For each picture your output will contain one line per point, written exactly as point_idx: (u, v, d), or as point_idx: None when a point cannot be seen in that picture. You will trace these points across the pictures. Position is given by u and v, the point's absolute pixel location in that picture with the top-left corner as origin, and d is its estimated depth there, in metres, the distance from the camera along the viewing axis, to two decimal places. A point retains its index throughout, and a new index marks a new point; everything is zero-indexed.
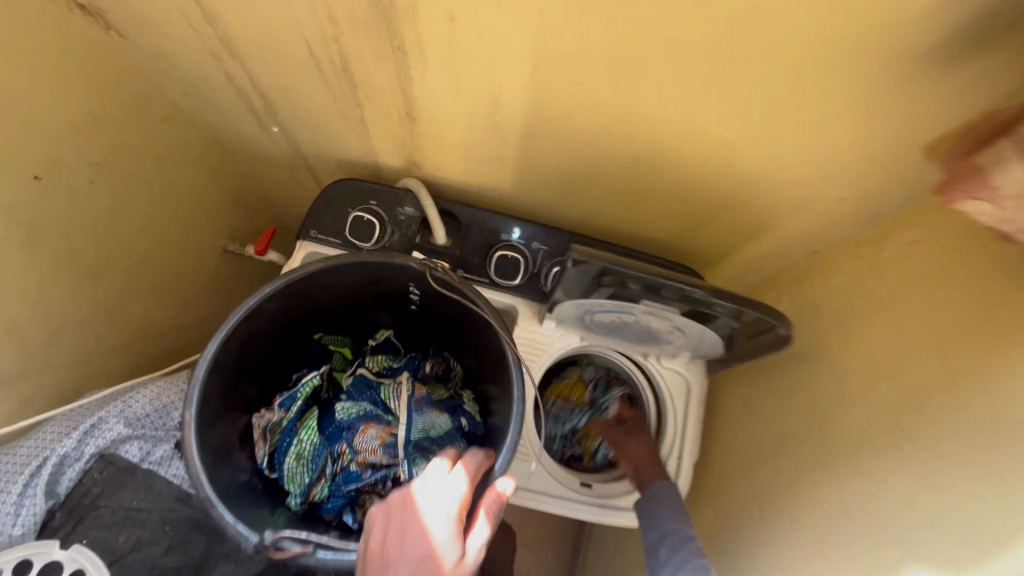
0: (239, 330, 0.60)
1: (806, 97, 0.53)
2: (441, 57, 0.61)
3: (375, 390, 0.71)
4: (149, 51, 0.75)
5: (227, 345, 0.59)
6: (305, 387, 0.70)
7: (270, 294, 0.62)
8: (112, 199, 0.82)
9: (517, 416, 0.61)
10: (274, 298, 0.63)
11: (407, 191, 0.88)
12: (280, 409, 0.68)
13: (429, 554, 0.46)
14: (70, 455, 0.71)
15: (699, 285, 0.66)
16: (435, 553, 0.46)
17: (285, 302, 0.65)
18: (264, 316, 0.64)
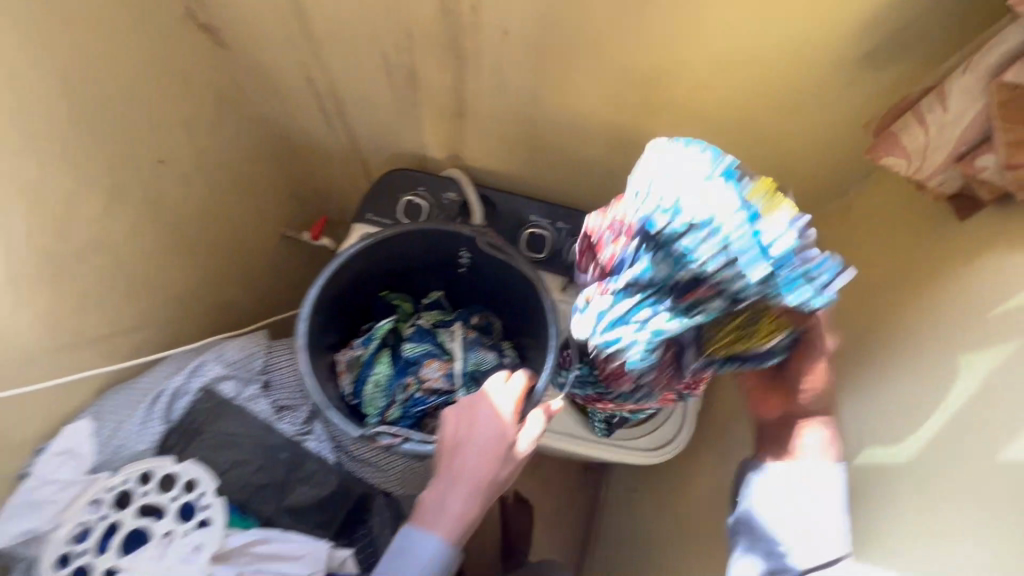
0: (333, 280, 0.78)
1: (781, 89, 0.68)
2: (491, 60, 0.76)
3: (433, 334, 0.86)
4: (243, 58, 0.91)
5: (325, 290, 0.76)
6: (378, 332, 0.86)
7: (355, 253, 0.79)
8: (206, 183, 0.97)
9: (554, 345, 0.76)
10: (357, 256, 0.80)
11: (452, 179, 1.03)
12: (360, 347, 0.85)
13: (495, 440, 0.63)
14: (180, 389, 0.87)
15: None
16: (500, 441, 0.63)
17: (365, 263, 0.82)
18: (350, 272, 0.81)
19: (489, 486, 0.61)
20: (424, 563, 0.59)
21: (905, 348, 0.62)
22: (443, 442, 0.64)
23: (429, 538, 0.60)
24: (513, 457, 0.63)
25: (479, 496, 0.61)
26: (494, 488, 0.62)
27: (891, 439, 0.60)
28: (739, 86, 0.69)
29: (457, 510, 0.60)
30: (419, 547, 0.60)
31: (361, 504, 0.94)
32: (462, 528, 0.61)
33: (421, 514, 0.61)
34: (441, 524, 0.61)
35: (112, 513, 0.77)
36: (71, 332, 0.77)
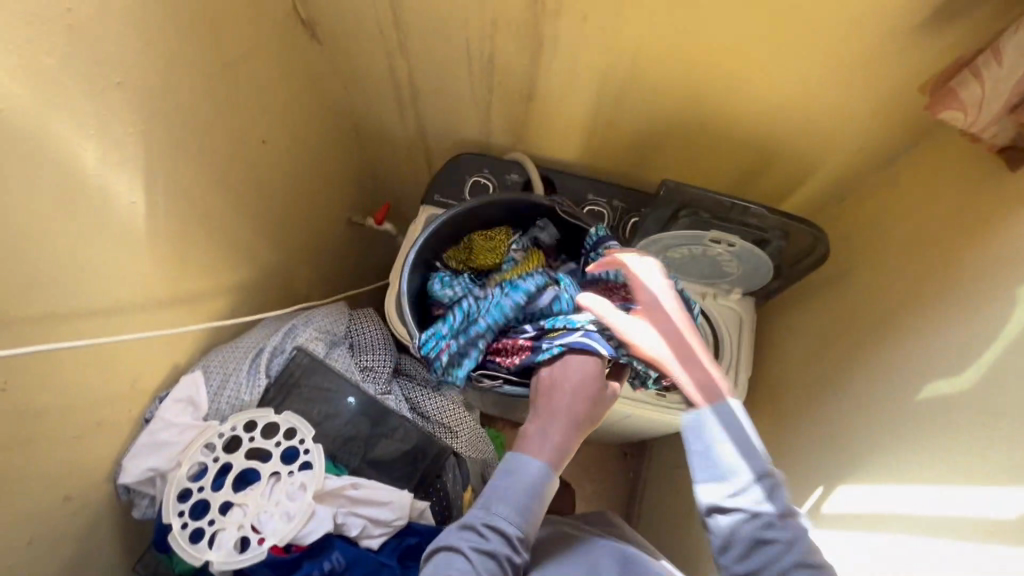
0: (426, 244, 0.88)
1: (842, 63, 0.75)
2: (573, 46, 0.85)
3: None
4: (339, 51, 1.01)
5: (421, 253, 0.87)
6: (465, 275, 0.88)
7: (446, 220, 0.88)
8: (295, 164, 1.06)
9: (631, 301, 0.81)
10: (449, 223, 0.89)
11: (515, 161, 1.12)
12: (446, 288, 0.85)
13: (586, 382, 0.71)
14: (277, 347, 0.94)
15: (759, 204, 0.89)
16: (592, 382, 0.71)
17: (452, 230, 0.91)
18: (440, 237, 0.90)
19: (582, 421, 0.70)
20: (530, 482, 0.65)
21: (966, 288, 0.67)
22: (537, 388, 0.73)
23: (533, 461, 0.67)
24: (602, 401, 0.71)
25: (573, 428, 0.69)
26: (586, 424, 0.71)
27: (949, 372, 0.65)
28: (802, 59, 0.76)
29: (555, 437, 0.69)
30: (524, 469, 0.67)
31: (436, 463, 0.99)
32: (558, 455, 0.69)
33: (524, 443, 0.69)
34: (542, 450, 0.68)
35: (224, 455, 0.84)
36: (187, 289, 0.86)
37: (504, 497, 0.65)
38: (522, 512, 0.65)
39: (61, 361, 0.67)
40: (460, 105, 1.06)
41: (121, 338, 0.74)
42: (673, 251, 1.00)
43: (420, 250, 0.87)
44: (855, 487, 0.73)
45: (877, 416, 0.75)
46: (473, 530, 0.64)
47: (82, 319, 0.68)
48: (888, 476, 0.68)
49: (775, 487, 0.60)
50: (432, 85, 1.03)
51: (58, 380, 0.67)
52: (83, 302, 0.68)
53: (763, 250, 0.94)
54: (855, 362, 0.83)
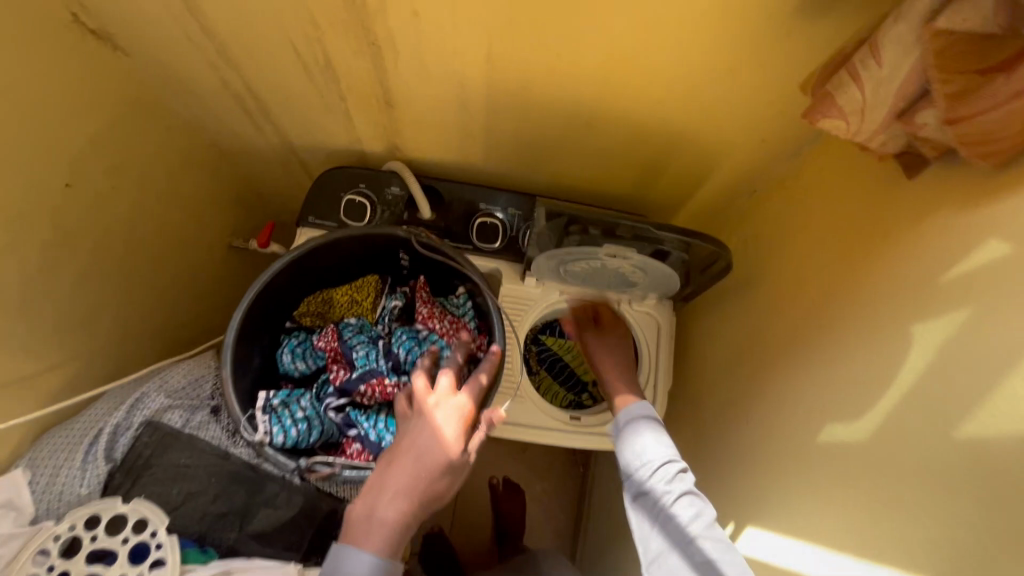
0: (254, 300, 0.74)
1: (718, 58, 0.64)
2: (417, 51, 0.71)
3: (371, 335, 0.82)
4: (157, 67, 0.85)
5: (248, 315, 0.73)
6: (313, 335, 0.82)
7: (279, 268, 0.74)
8: (134, 200, 0.92)
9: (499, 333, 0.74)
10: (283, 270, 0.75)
11: (394, 173, 0.99)
12: (299, 361, 0.82)
13: (430, 451, 0.60)
14: (121, 426, 0.81)
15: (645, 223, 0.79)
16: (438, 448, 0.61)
17: (293, 274, 0.80)
18: (274, 287, 0.77)
19: (420, 493, 0.59)
20: None
21: (856, 313, 0.60)
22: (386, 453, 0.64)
23: (355, 554, 0.56)
24: (446, 473, 0.60)
25: (411, 506, 0.58)
26: (429, 496, 0.59)
27: (850, 414, 0.57)
28: (674, 56, 0.64)
29: (387, 520, 0.57)
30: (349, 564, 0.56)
31: (328, 526, 0.86)
32: (398, 537, 0.58)
33: (354, 529, 0.58)
34: (368, 538, 0.57)
35: (58, 564, 0.72)
36: None
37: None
38: None
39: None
40: (319, 117, 0.92)
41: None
42: (571, 265, 0.91)
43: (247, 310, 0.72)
44: (763, 533, 0.65)
45: (784, 451, 0.67)
46: None
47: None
48: (792, 527, 0.61)
49: (681, 472, 0.67)
50: (279, 99, 0.88)
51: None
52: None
53: (663, 263, 0.84)
54: (762, 382, 0.76)
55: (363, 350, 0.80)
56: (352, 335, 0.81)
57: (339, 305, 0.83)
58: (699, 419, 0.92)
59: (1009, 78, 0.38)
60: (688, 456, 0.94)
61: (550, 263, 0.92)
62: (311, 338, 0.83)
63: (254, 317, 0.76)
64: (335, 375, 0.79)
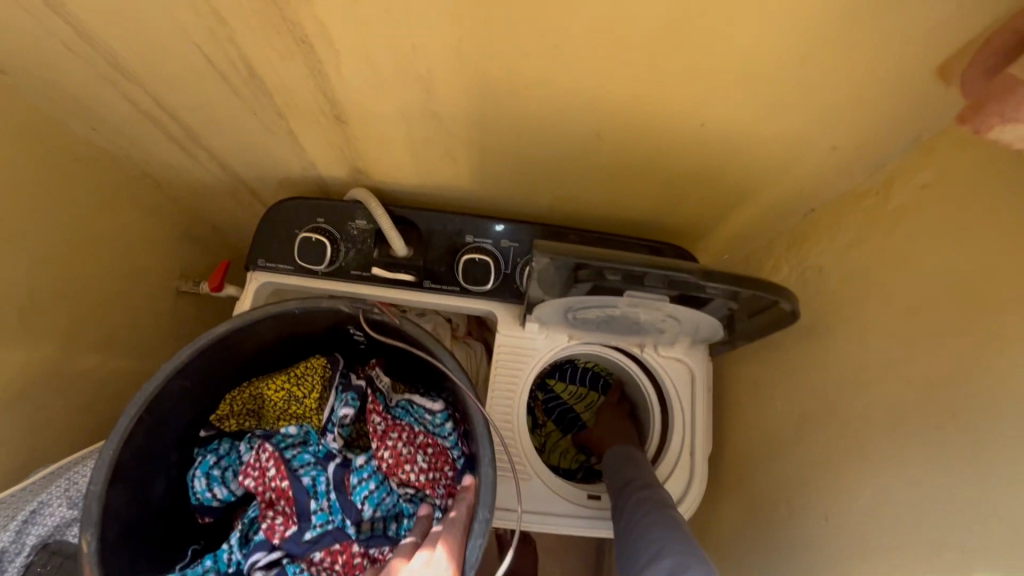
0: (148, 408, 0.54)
1: (784, 42, 0.45)
2: (365, 51, 0.53)
3: (317, 455, 0.63)
4: (47, 88, 0.67)
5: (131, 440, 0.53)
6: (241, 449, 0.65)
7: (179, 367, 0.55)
8: (36, 253, 0.74)
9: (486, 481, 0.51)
10: (188, 368, 0.57)
11: (357, 202, 0.80)
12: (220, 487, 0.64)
13: None
14: (9, 550, 0.63)
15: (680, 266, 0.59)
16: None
17: (205, 371, 0.60)
18: (182, 389, 0.58)
19: None
20: None
21: None
22: None
23: None
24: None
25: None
26: None
27: None
28: (720, 42, 0.45)
29: None
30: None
31: None
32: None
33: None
34: None
35: None
36: None
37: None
38: None
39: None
40: (259, 140, 0.74)
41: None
42: (581, 312, 0.72)
43: (126, 436, 0.52)
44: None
45: None
46: None
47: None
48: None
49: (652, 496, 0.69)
50: (205, 120, 0.70)
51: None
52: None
53: (701, 310, 0.65)
54: (847, 471, 0.57)
55: (311, 484, 0.61)
56: (293, 460, 0.62)
57: (274, 407, 0.64)
58: (751, 501, 0.73)
59: None
60: (739, 546, 0.74)
61: (556, 310, 0.73)
62: (237, 454, 0.65)
63: (143, 442, 0.55)
64: (269, 523, 0.60)
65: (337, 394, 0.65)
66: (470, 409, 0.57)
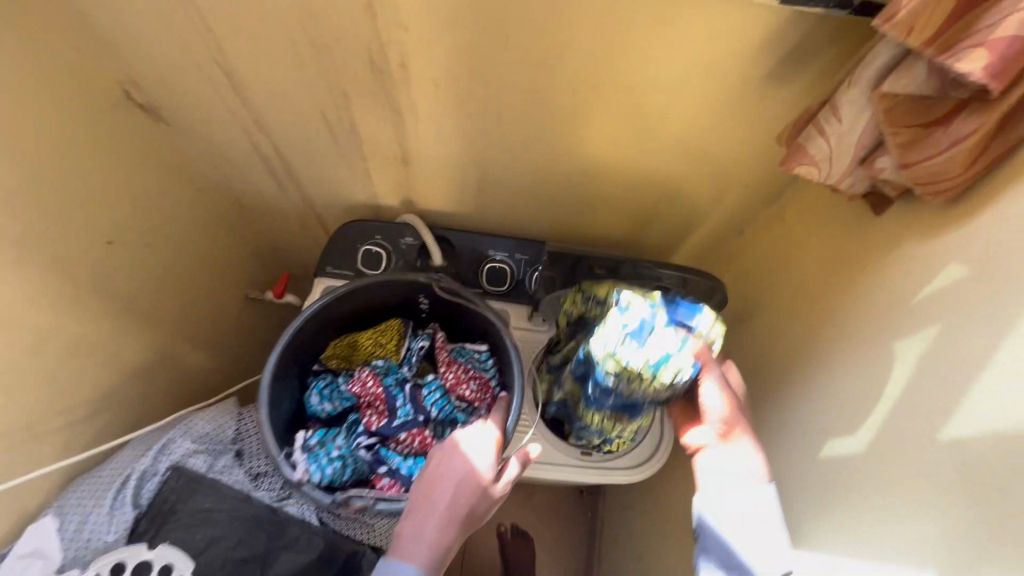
0: (291, 343, 0.78)
1: (702, 117, 0.72)
2: (435, 116, 0.80)
3: (399, 375, 0.82)
4: (193, 135, 0.92)
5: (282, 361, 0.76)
6: (340, 378, 0.83)
7: (311, 314, 0.78)
8: (162, 256, 0.97)
9: (518, 381, 0.75)
10: (315, 317, 0.80)
11: (407, 224, 1.05)
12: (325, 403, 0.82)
13: (477, 472, 0.60)
14: (148, 471, 0.84)
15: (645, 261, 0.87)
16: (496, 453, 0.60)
17: (322, 322, 0.82)
18: (308, 333, 0.81)
19: (466, 518, 0.58)
20: None
21: (848, 333, 0.65)
22: (422, 473, 0.61)
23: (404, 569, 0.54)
24: (490, 492, 0.59)
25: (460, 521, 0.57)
26: (472, 520, 0.59)
27: (846, 430, 0.62)
28: (665, 115, 0.73)
29: (435, 539, 0.56)
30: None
31: (348, 569, 0.88)
32: (444, 556, 0.56)
33: (399, 548, 0.56)
34: (418, 553, 0.56)
35: None
36: (22, 428, 0.74)
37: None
38: None
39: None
40: (339, 175, 0.99)
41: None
42: None
43: (280, 356, 0.75)
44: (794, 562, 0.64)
45: (789, 472, 0.70)
46: None
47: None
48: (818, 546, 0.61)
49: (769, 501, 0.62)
50: (303, 160, 0.96)
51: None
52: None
53: None
54: (763, 408, 0.80)
55: (396, 394, 0.79)
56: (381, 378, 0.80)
57: (364, 348, 0.84)
58: None
59: (947, 129, 0.47)
60: None
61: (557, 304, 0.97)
62: (337, 380, 0.83)
63: (287, 363, 0.79)
64: (369, 420, 0.78)
65: (409, 338, 0.86)
66: (507, 343, 0.80)
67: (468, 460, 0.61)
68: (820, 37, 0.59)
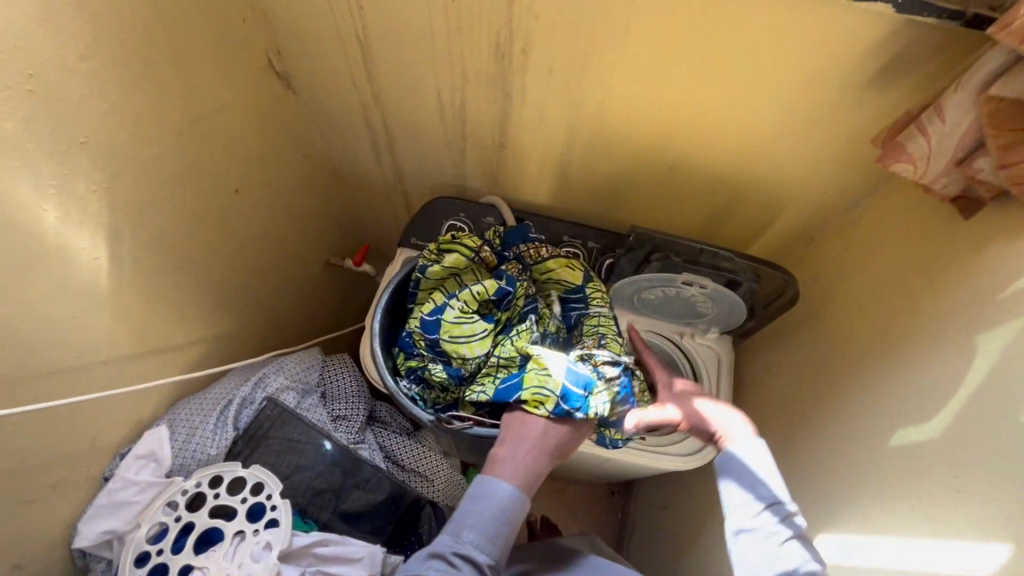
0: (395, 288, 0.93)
1: (800, 117, 0.77)
2: (544, 99, 0.87)
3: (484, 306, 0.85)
4: (315, 104, 1.01)
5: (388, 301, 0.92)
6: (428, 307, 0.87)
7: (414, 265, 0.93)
8: (273, 211, 1.05)
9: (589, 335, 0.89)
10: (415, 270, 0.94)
11: (491, 205, 1.08)
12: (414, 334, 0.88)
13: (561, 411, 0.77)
14: (247, 398, 0.92)
15: (726, 251, 0.94)
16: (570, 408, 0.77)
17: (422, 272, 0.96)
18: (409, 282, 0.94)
19: (551, 450, 0.76)
20: (498, 507, 0.70)
21: (934, 329, 0.67)
22: (512, 412, 0.79)
23: (501, 486, 0.72)
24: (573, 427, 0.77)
25: (542, 458, 0.75)
26: (555, 453, 0.76)
27: (917, 419, 0.66)
28: (765, 114, 0.78)
29: (526, 464, 0.73)
30: (492, 495, 0.71)
31: (410, 513, 0.97)
32: (529, 481, 0.74)
33: (493, 468, 0.74)
34: (511, 475, 0.73)
35: (185, 514, 0.82)
36: (153, 342, 0.83)
37: (465, 522, 0.70)
38: (489, 537, 0.69)
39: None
40: (436, 152, 1.07)
41: (65, 398, 0.71)
42: (647, 292, 1.02)
43: (386, 300, 0.92)
44: (857, 539, 0.67)
45: (859, 461, 0.73)
46: (442, 559, 0.67)
47: (23, 381, 0.65)
48: (882, 529, 0.64)
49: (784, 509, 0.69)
50: (407, 134, 1.04)
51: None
52: (23, 362, 0.64)
53: (735, 293, 0.96)
54: (832, 405, 0.82)
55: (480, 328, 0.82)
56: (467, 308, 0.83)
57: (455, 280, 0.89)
58: (764, 448, 0.98)
59: None
60: None
61: (627, 290, 1.02)
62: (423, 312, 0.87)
63: (392, 305, 0.94)
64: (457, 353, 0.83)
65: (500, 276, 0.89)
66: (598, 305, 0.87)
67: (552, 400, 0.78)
68: (923, 48, 0.64)
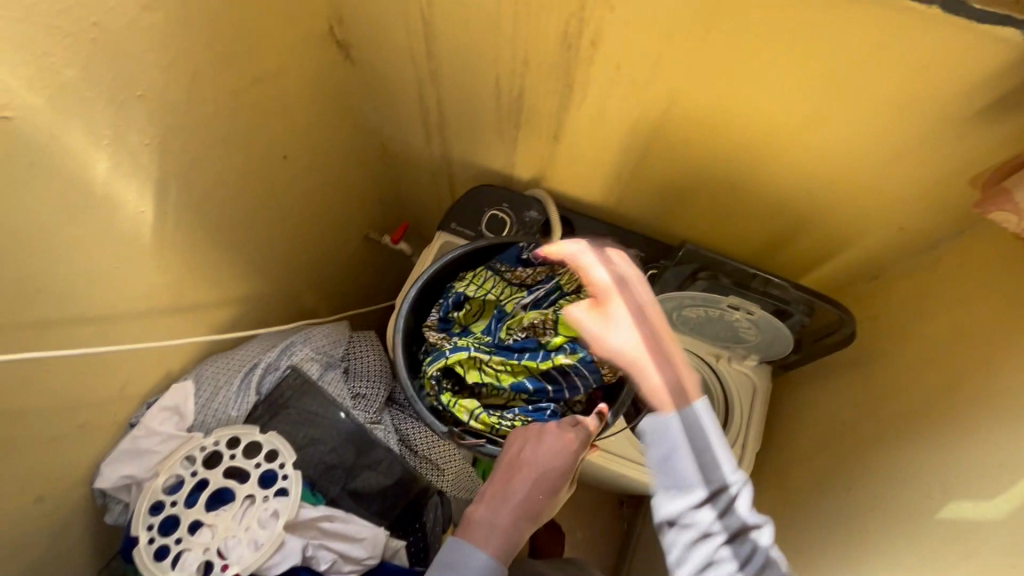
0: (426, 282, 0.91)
1: (887, 144, 0.70)
2: (606, 95, 0.82)
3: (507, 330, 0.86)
4: (371, 76, 1.00)
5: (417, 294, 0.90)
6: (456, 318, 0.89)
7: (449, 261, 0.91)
8: (319, 179, 1.05)
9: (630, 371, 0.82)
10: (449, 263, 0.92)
11: (537, 199, 1.04)
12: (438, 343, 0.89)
13: (555, 468, 0.72)
14: (270, 365, 0.93)
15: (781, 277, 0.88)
16: (558, 473, 0.72)
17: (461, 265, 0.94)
18: (443, 270, 0.92)
19: (535, 511, 0.72)
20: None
21: (1009, 396, 0.61)
22: (504, 460, 0.74)
23: (478, 554, 0.69)
24: (563, 488, 0.73)
25: (521, 525, 0.72)
26: (538, 514, 0.73)
27: (979, 494, 0.59)
28: (845, 137, 0.71)
29: (506, 529, 0.71)
30: (466, 562, 0.69)
31: (417, 500, 0.96)
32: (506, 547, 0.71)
33: (469, 531, 0.71)
34: (488, 543, 0.70)
35: (201, 471, 0.84)
36: (187, 297, 0.84)
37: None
38: None
39: (21, 368, 0.64)
40: (488, 137, 1.03)
41: (101, 345, 0.72)
42: (688, 310, 0.96)
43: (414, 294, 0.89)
44: None
45: (903, 524, 0.67)
46: None
47: (60, 324, 0.66)
48: None
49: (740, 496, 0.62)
50: (461, 116, 1.01)
51: (21, 384, 0.65)
52: (63, 306, 0.66)
53: (784, 324, 0.90)
54: (878, 457, 0.76)
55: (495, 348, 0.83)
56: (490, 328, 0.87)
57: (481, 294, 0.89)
58: (796, 488, 0.92)
59: None
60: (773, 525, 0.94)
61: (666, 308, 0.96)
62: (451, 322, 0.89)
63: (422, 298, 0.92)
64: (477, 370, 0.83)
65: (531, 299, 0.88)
66: None
67: (549, 454, 0.73)
68: None
